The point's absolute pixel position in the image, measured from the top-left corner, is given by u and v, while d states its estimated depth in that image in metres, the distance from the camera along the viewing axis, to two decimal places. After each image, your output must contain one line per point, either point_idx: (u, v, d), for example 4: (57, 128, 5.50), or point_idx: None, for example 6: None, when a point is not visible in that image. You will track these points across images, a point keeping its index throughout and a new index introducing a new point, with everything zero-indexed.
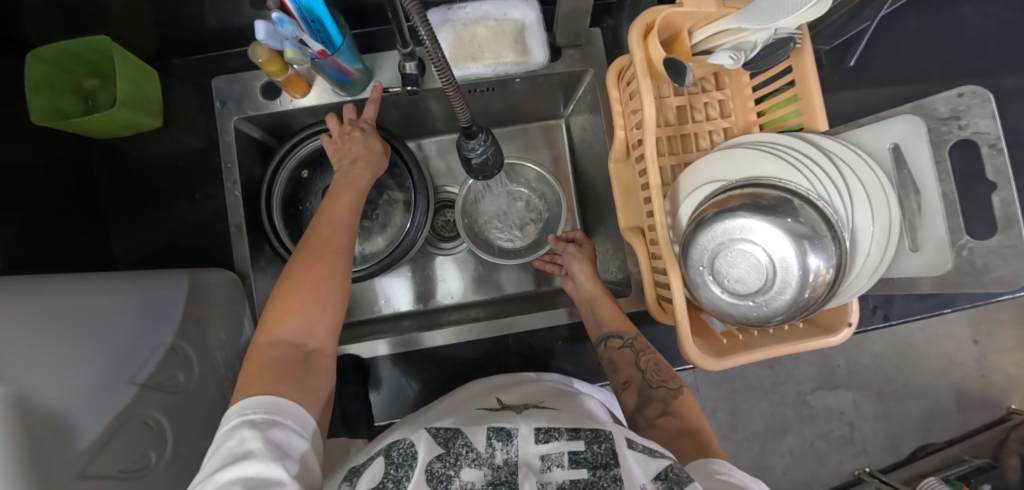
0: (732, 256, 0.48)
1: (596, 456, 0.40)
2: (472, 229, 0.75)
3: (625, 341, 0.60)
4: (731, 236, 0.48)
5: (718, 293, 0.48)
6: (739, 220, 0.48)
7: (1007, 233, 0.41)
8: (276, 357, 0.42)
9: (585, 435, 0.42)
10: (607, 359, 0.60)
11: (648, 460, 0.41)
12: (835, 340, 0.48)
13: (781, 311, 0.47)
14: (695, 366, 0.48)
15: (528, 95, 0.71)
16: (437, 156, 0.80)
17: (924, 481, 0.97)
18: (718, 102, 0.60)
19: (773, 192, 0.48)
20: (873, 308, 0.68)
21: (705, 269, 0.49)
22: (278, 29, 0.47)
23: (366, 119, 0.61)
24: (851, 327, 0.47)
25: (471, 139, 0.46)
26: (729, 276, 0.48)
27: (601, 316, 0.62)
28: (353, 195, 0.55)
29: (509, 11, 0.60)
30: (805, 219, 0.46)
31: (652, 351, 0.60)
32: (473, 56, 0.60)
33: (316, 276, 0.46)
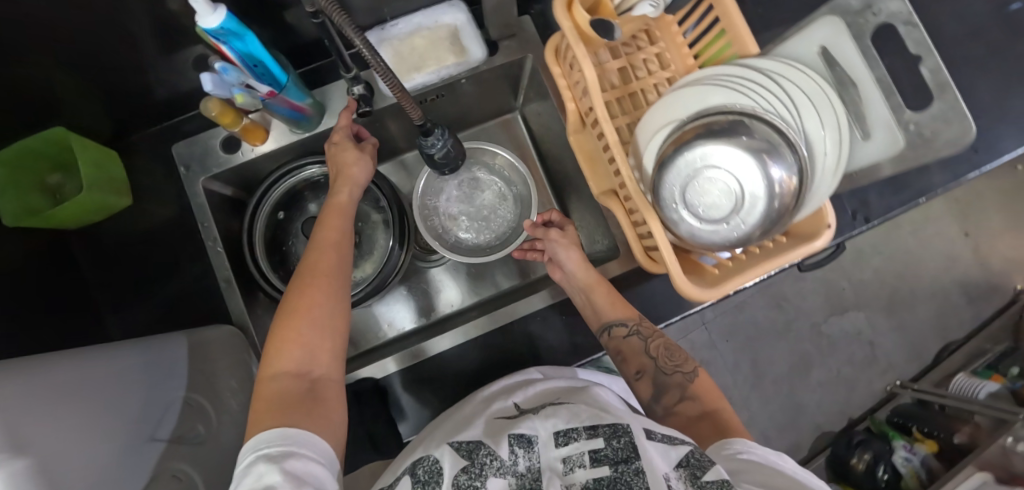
0: (699, 188, 0.49)
1: (617, 452, 0.40)
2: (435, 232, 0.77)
3: (631, 329, 0.60)
4: (694, 167, 0.49)
5: (696, 223, 0.49)
6: (697, 149, 0.49)
7: (944, 98, 0.46)
8: (283, 389, 0.42)
9: (604, 431, 0.43)
10: (614, 348, 0.61)
11: (669, 448, 0.42)
12: (818, 244, 0.50)
13: (760, 227, 0.48)
14: (695, 301, 0.50)
15: (478, 94, 0.72)
16: (405, 174, 0.82)
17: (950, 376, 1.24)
18: (655, 57, 0.63)
19: (723, 117, 0.49)
20: (853, 213, 0.70)
21: (678, 205, 0.49)
22: (224, 78, 0.49)
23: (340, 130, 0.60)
24: (830, 228, 0.49)
25: (428, 136, 0.48)
26: (702, 205, 0.49)
27: (601, 307, 0.62)
28: (343, 218, 0.56)
29: (440, 18, 0.63)
30: (759, 134, 0.48)
31: (660, 335, 0.61)
32: (416, 67, 0.62)
33: (312, 303, 0.47)
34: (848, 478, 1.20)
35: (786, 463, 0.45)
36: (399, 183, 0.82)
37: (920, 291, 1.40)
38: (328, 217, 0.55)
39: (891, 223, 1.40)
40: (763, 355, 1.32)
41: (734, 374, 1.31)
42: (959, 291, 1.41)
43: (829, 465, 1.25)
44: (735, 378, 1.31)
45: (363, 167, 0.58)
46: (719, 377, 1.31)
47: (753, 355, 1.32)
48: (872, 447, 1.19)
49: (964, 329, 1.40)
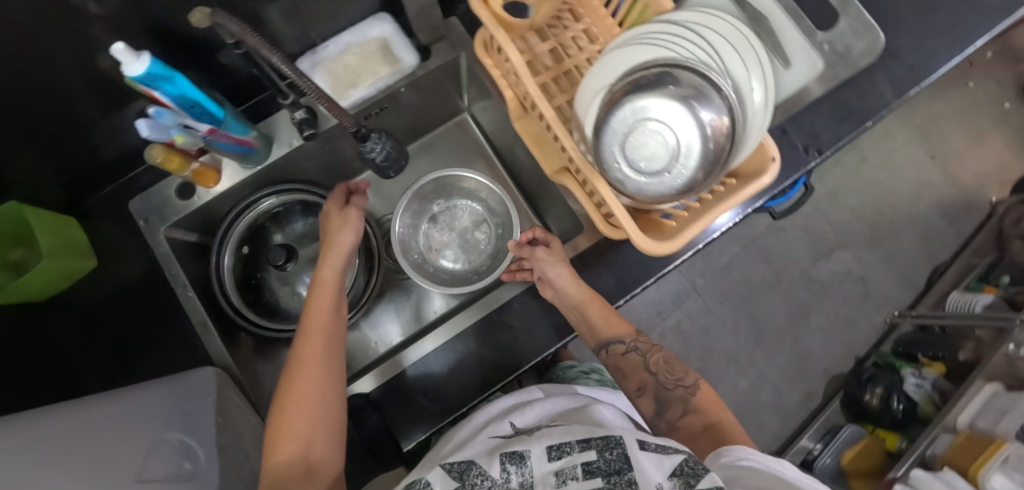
0: (636, 148, 0.50)
1: (609, 463, 0.42)
2: (419, 264, 0.79)
3: (628, 346, 0.65)
4: (628, 125, 0.51)
5: (641, 180, 0.50)
6: (628, 106, 0.51)
7: (849, 15, 0.52)
8: (283, 478, 0.43)
9: (597, 444, 0.44)
10: (614, 365, 0.65)
11: (662, 457, 0.43)
12: (768, 178, 0.51)
13: (700, 172, 0.49)
14: (655, 256, 0.50)
15: (423, 102, 0.73)
16: (368, 191, 0.83)
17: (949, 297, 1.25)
18: (583, 33, 0.65)
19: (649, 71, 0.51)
20: (805, 147, 0.72)
21: (621, 165, 0.51)
22: (160, 121, 0.50)
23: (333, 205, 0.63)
24: (775, 161, 0.51)
25: (367, 143, 0.55)
26: (641, 159, 0.50)
27: (597, 326, 0.63)
28: (332, 291, 0.58)
29: (368, 33, 0.65)
30: (685, 82, 0.49)
31: (658, 349, 0.65)
32: (353, 83, 0.64)
33: (309, 388, 0.49)
34: (864, 415, 1.20)
35: (787, 469, 0.45)
36: (363, 203, 0.82)
37: (900, 220, 1.42)
38: (318, 292, 0.57)
39: (858, 159, 1.43)
40: (759, 309, 1.33)
41: (735, 334, 1.32)
42: (937, 214, 1.43)
43: (844, 406, 1.25)
44: (737, 338, 1.32)
45: (352, 234, 0.60)
46: (721, 340, 1.31)
47: (749, 311, 1.33)
48: (881, 380, 1.19)
49: (949, 250, 1.42)
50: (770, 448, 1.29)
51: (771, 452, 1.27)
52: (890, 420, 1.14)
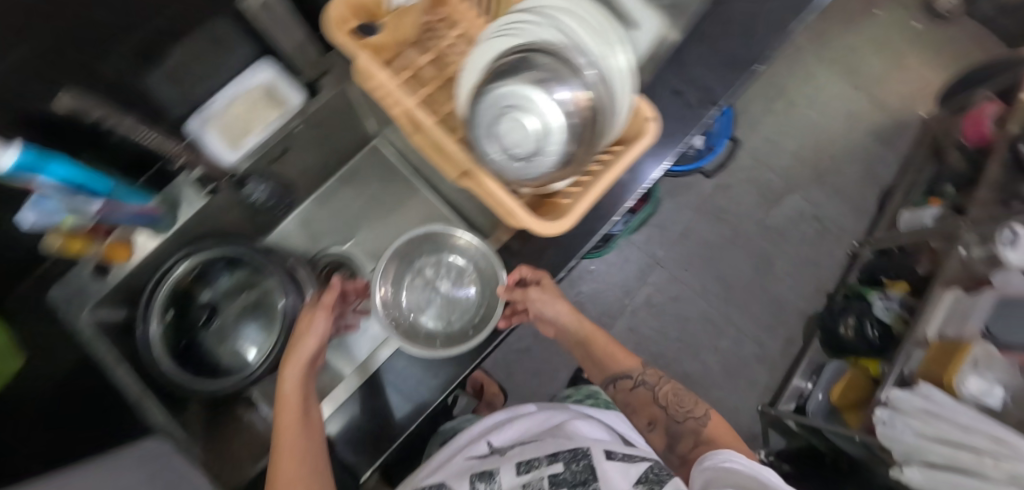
0: (505, 141, 0.48)
1: (576, 476, 0.66)
2: (410, 332, 0.75)
3: (635, 382, 0.80)
4: (496, 111, 0.48)
5: (520, 165, 0.49)
6: (492, 91, 0.49)
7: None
8: None
9: (564, 458, 0.70)
10: (625, 399, 0.80)
11: (621, 465, 0.68)
12: (649, 138, 0.53)
13: (571, 145, 0.48)
14: (552, 235, 0.51)
15: (328, 136, 0.73)
16: (298, 228, 0.83)
17: (903, 218, 1.29)
18: (462, 37, 0.66)
19: (507, 62, 0.51)
20: (702, 101, 0.73)
21: (498, 152, 0.49)
22: (43, 208, 0.52)
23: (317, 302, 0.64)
24: (654, 120, 0.53)
25: (249, 186, 0.66)
26: (513, 145, 0.48)
27: (609, 366, 0.81)
28: (297, 404, 0.59)
29: (251, 81, 0.65)
30: (540, 64, 0.49)
31: (665, 382, 0.79)
32: (246, 132, 0.65)
33: None
34: (842, 348, 1.21)
35: (765, 473, 0.59)
36: (296, 242, 0.82)
37: (839, 153, 1.45)
38: (284, 400, 0.58)
39: (787, 104, 1.46)
40: (725, 268, 1.34)
41: (706, 297, 1.33)
42: (874, 141, 1.47)
43: (823, 342, 1.26)
44: (710, 300, 1.33)
45: (319, 333, 0.61)
46: (694, 306, 1.32)
47: (716, 272, 1.34)
48: (852, 310, 1.21)
49: (890, 172, 1.46)
50: (764, 401, 1.29)
51: (765, 405, 1.27)
52: (869, 348, 1.15)
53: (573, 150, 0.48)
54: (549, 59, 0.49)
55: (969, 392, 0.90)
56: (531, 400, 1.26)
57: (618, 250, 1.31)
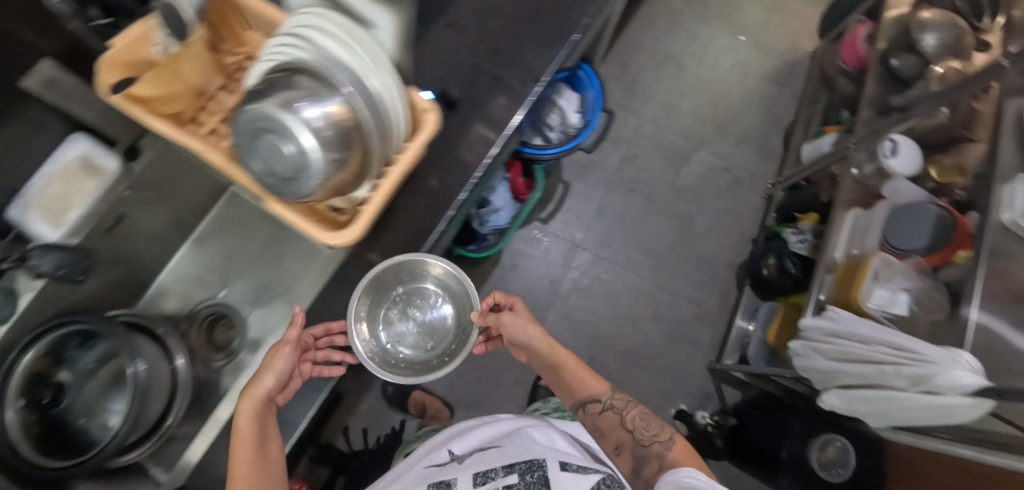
0: (268, 161, 0.49)
1: (530, 484, 0.66)
2: (384, 360, 0.75)
3: (603, 404, 0.77)
4: (256, 135, 0.48)
5: (297, 182, 0.49)
6: (247, 115, 0.48)
7: None
8: None
9: (520, 467, 0.69)
10: (593, 423, 0.76)
11: (579, 474, 0.68)
12: (430, 128, 0.55)
13: (336, 153, 0.49)
14: (350, 243, 0.52)
15: (166, 194, 0.73)
16: (177, 282, 0.82)
17: (804, 151, 1.31)
18: None
19: (263, 84, 0.50)
20: (521, 80, 0.74)
21: (272, 174, 0.49)
22: None
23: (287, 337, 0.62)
24: (431, 110, 0.54)
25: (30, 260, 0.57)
26: (281, 163, 0.48)
27: (577, 388, 0.79)
28: (254, 439, 0.56)
29: (65, 156, 0.64)
30: (292, 81, 0.49)
31: (633, 407, 0.76)
32: (67, 208, 0.63)
33: None
34: (770, 289, 1.21)
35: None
36: (171, 302, 0.81)
37: (737, 102, 1.47)
38: (239, 439, 0.56)
39: (677, 66, 1.48)
40: (647, 237, 1.35)
41: (635, 269, 1.33)
42: (768, 83, 1.50)
43: (754, 288, 1.26)
44: (638, 272, 1.33)
45: (280, 366, 0.60)
46: (624, 281, 1.32)
47: (639, 243, 1.34)
48: (772, 249, 1.21)
49: (791, 110, 1.49)
50: (712, 357, 1.29)
51: (712, 362, 1.28)
52: (790, 281, 1.16)
53: (338, 158, 0.49)
54: (304, 75, 0.50)
55: (876, 304, 0.91)
56: (481, 408, 1.24)
57: (538, 243, 1.31)
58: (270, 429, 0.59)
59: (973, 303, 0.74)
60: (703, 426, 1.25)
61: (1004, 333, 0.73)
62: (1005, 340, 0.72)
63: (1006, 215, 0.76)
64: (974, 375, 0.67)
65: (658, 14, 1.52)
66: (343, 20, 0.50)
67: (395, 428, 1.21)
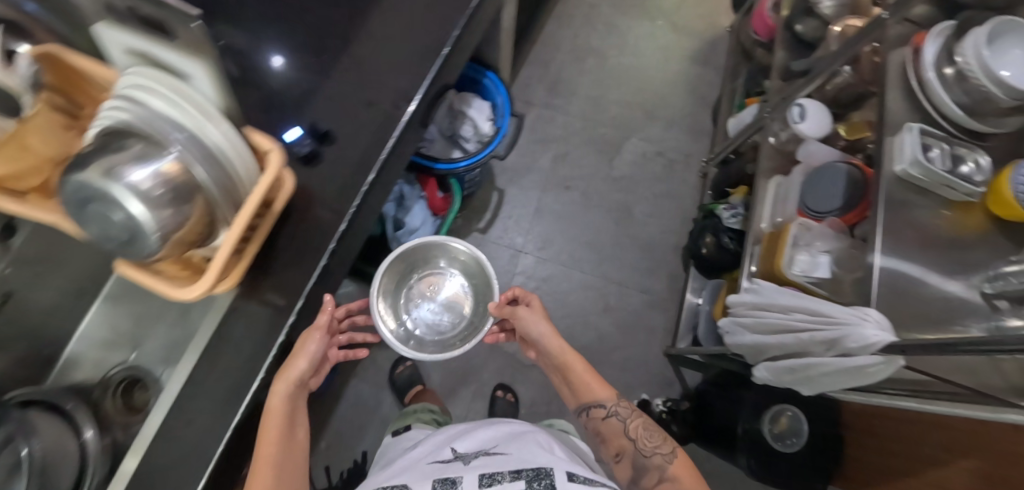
0: (103, 226, 0.48)
1: None
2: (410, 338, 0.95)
3: (609, 411, 0.84)
4: (82, 202, 0.47)
5: (135, 242, 0.49)
6: (67, 183, 0.47)
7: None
8: None
9: (528, 475, 0.73)
10: (595, 425, 0.86)
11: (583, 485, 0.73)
12: (277, 167, 0.56)
13: (172, 207, 0.49)
14: (207, 292, 0.52)
15: (55, 266, 0.71)
16: (89, 349, 0.81)
17: (730, 126, 1.31)
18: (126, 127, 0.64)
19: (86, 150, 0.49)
20: (395, 101, 0.75)
21: (109, 238, 0.49)
22: None
23: (319, 325, 0.77)
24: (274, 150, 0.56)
25: None
26: (114, 227, 0.48)
27: (583, 387, 0.88)
28: (280, 417, 0.73)
29: None
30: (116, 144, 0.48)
31: (638, 417, 0.84)
32: None
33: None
34: (712, 267, 1.21)
35: None
36: (86, 372, 0.80)
37: (662, 86, 1.48)
38: (267, 418, 0.72)
39: (599, 59, 1.48)
40: (588, 232, 1.35)
41: (581, 265, 1.32)
42: (690, 64, 1.50)
43: (698, 267, 1.26)
44: (585, 268, 1.32)
45: (310, 354, 0.76)
46: (571, 279, 1.31)
47: (582, 239, 1.34)
48: (707, 228, 1.22)
49: (716, 87, 1.49)
50: (668, 343, 1.29)
51: (667, 347, 1.28)
52: (732, 256, 1.17)
53: (175, 214, 0.49)
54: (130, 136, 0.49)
55: (799, 270, 0.91)
56: None
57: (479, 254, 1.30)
58: (293, 406, 0.76)
59: (875, 250, 0.75)
60: (657, 413, 1.23)
61: (912, 280, 0.73)
62: (914, 288, 0.73)
63: (898, 167, 0.76)
64: (882, 332, 0.64)
65: (574, 10, 1.53)
66: (157, 74, 0.49)
67: (357, 460, 1.19)
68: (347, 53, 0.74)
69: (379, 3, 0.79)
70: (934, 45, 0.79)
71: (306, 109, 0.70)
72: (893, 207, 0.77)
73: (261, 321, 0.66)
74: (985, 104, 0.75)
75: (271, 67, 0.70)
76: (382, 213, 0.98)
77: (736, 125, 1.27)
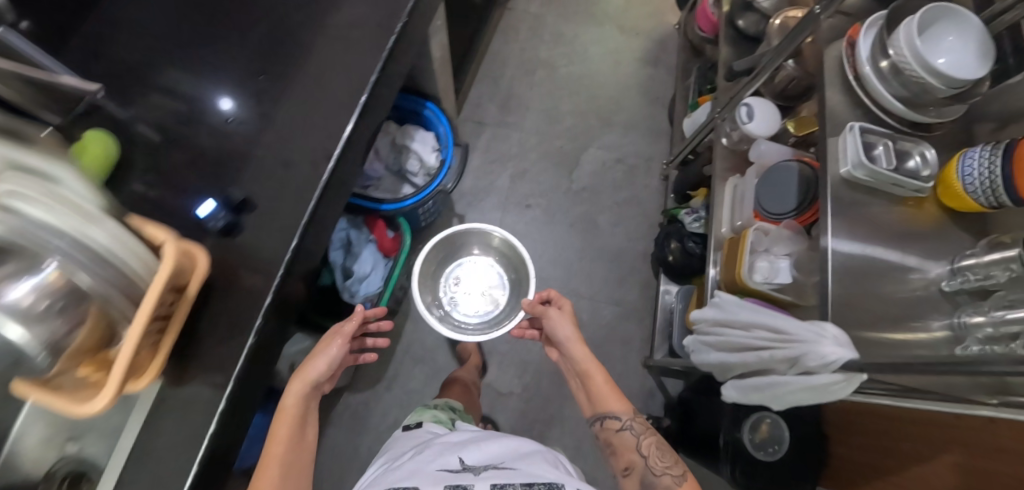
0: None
1: None
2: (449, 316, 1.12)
3: (625, 423, 0.81)
4: None
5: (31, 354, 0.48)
6: None
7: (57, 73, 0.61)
8: None
9: None
10: (607, 436, 0.83)
11: None
12: (173, 256, 0.51)
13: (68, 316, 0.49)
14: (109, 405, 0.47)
15: None
16: None
17: (685, 127, 1.29)
18: None
19: None
20: (320, 155, 0.71)
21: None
22: None
23: (344, 329, 0.82)
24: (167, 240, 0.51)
25: None
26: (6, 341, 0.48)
27: (603, 395, 0.85)
28: (293, 414, 0.73)
29: None
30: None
31: (651, 433, 0.80)
32: None
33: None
34: (681, 273, 1.19)
35: None
36: None
37: (616, 90, 1.45)
38: (282, 414, 0.73)
39: (549, 69, 1.46)
40: (556, 248, 1.32)
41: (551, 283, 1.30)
42: (641, 65, 1.48)
43: (668, 274, 1.24)
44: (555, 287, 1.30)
45: (329, 356, 0.79)
46: None
47: (550, 257, 1.31)
48: (671, 234, 1.20)
49: (670, 86, 1.47)
50: (645, 354, 1.27)
51: (646, 358, 1.25)
52: (699, 261, 1.16)
53: (67, 321, 0.49)
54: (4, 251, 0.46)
55: (759, 277, 0.88)
56: None
57: None
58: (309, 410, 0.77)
59: (825, 234, 0.72)
60: None
61: (872, 283, 0.71)
62: (875, 292, 0.70)
63: (843, 170, 0.74)
64: (840, 349, 0.61)
65: (518, 23, 1.50)
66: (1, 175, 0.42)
67: None
68: (267, 104, 0.72)
69: (298, 53, 0.75)
70: (868, 38, 0.77)
71: (231, 176, 0.67)
72: (845, 208, 0.74)
73: (193, 412, 0.61)
74: (924, 96, 0.73)
75: (187, 136, 0.68)
76: (328, 262, 0.95)
77: (691, 126, 1.25)
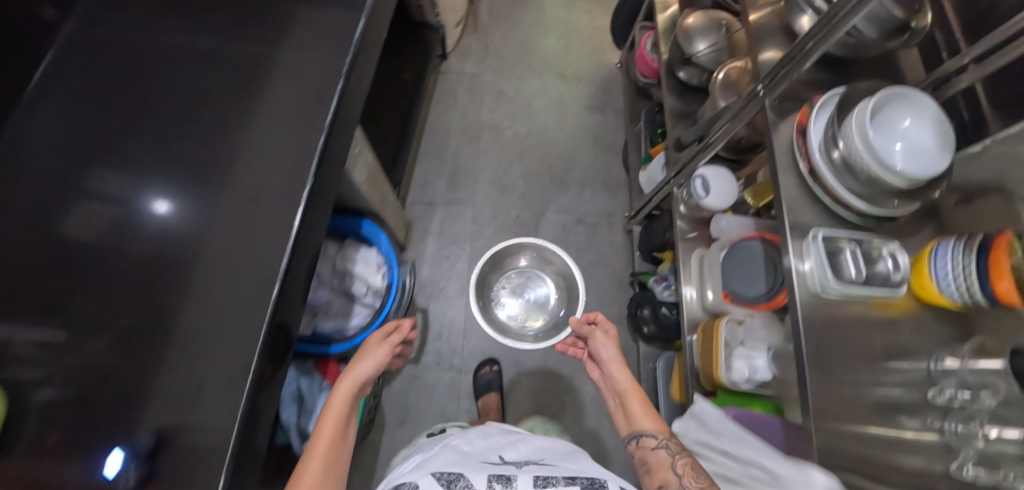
0: None
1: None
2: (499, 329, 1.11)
3: (659, 443, 0.68)
4: None
5: None
6: None
7: None
8: None
9: (583, 482, 0.58)
10: (643, 459, 0.68)
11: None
12: None
13: None
14: None
15: None
16: None
17: (642, 182, 1.23)
18: None
19: None
20: None
21: None
22: None
23: (400, 332, 0.76)
24: None
25: None
26: None
27: (639, 415, 0.72)
28: (339, 414, 0.65)
29: None
30: None
31: (688, 455, 0.66)
32: None
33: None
34: (660, 341, 1.14)
35: None
36: None
37: (566, 144, 1.38)
38: (325, 413, 0.64)
39: (493, 132, 1.38)
40: None
41: (528, 364, 1.24)
42: (588, 114, 1.42)
43: (647, 342, 1.19)
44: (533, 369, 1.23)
45: (386, 352, 0.72)
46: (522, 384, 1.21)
47: None
48: (643, 301, 1.16)
49: (620, 133, 1.41)
50: None
51: None
52: (675, 329, 1.10)
53: None
54: None
55: (740, 375, 0.83)
56: None
57: (419, 387, 1.19)
58: (356, 409, 0.68)
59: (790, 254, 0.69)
60: None
61: (870, 398, 0.64)
62: (874, 407, 0.64)
63: (806, 269, 0.68)
64: None
65: (454, 86, 1.42)
66: None
67: None
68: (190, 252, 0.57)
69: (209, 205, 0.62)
70: (818, 124, 0.71)
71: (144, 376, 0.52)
72: (836, 308, 0.67)
73: None
74: (882, 189, 0.67)
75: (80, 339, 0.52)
76: (281, 424, 0.86)
77: (648, 183, 1.19)
